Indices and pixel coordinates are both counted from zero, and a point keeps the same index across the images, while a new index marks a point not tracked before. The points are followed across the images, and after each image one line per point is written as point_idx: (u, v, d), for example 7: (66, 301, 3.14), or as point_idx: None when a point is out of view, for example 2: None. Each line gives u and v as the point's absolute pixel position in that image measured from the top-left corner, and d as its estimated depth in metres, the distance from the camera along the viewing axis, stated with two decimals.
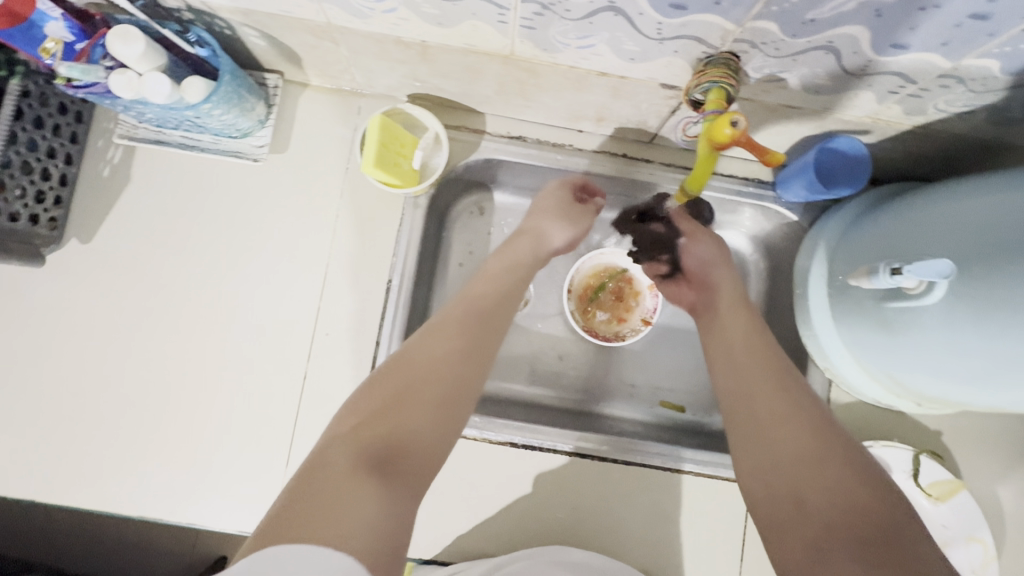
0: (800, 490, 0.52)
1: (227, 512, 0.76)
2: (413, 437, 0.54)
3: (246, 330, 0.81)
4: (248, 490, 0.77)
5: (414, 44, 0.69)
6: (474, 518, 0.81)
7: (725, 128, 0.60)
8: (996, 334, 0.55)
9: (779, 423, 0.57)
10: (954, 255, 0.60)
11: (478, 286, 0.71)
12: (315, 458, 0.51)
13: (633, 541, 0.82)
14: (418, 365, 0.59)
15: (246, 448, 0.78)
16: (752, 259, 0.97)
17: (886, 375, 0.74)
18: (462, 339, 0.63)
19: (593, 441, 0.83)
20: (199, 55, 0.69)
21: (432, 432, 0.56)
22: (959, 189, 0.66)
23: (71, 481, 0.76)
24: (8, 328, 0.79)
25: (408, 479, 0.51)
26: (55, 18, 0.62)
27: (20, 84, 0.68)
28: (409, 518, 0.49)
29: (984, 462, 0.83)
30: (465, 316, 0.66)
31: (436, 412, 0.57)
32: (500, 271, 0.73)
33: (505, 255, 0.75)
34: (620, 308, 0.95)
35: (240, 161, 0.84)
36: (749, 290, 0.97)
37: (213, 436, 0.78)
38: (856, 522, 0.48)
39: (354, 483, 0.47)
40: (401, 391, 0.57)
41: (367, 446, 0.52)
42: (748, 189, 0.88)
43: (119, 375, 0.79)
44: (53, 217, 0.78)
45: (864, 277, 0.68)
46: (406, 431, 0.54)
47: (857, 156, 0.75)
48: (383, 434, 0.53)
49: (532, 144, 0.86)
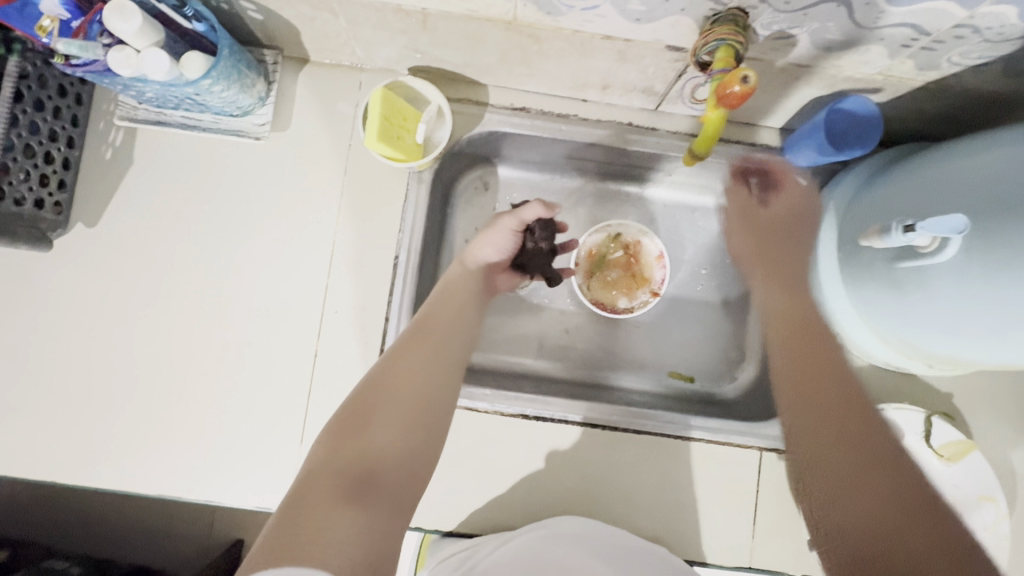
0: (856, 510, 0.59)
1: (244, 489, 0.78)
2: (382, 456, 0.54)
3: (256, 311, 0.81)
4: (264, 467, 0.78)
5: (414, 13, 0.67)
6: (487, 490, 0.82)
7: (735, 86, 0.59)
8: (1014, 289, 0.54)
9: (842, 445, 0.64)
10: (970, 211, 0.59)
11: (442, 304, 0.73)
12: (290, 500, 0.48)
13: (646, 509, 0.83)
14: (380, 392, 0.59)
15: (261, 427, 0.79)
16: None
17: (897, 337, 0.73)
18: (422, 357, 0.64)
19: (604, 411, 0.84)
20: (197, 30, 0.68)
21: (401, 451, 0.55)
22: (972, 146, 0.64)
23: (90, 464, 0.77)
24: (18, 313, 0.79)
25: (385, 501, 0.51)
26: None
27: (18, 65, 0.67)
28: (389, 543, 0.49)
29: (996, 424, 0.83)
30: (432, 330, 0.69)
31: (400, 429, 0.57)
32: (442, 299, 0.74)
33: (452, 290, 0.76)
34: (628, 281, 0.94)
35: (242, 140, 0.82)
36: None
37: (229, 417, 0.79)
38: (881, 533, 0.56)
39: (334, 509, 0.47)
40: (378, 403, 0.58)
41: (333, 482, 0.50)
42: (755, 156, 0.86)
43: (131, 357, 0.79)
44: (57, 201, 0.78)
45: (875, 237, 0.67)
46: (375, 455, 0.53)
47: (868, 117, 0.74)
48: (353, 466, 0.51)
49: (535, 114, 0.85)
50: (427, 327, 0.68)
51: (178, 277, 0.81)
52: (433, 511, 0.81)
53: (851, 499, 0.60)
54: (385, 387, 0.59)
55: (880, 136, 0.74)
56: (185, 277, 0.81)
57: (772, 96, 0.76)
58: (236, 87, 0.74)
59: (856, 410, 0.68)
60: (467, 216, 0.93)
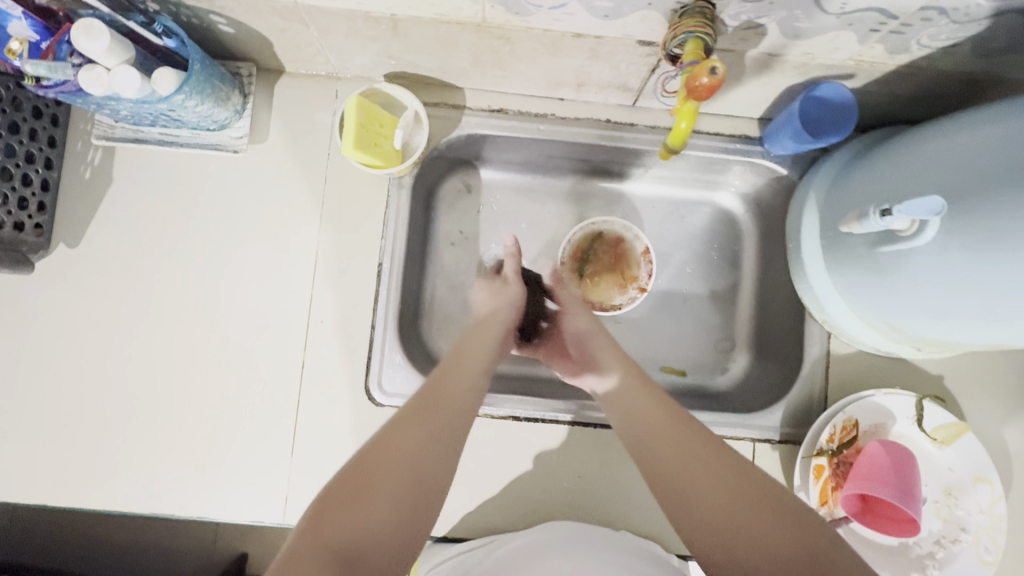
0: (703, 513, 0.52)
1: (238, 503, 0.77)
2: (374, 537, 0.48)
3: (241, 325, 0.81)
4: (256, 481, 0.78)
5: (383, 19, 0.68)
6: (482, 494, 0.82)
7: (703, 77, 0.59)
8: (995, 268, 0.54)
9: (705, 475, 0.54)
10: (948, 192, 0.59)
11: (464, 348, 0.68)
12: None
13: (642, 506, 0.82)
14: (379, 460, 0.53)
15: (251, 441, 0.79)
16: (744, 220, 0.96)
17: (882, 321, 0.73)
18: (424, 430, 0.55)
19: (595, 409, 0.84)
20: (167, 46, 0.68)
21: (392, 531, 0.49)
22: (947, 128, 0.64)
23: (81, 486, 0.77)
24: (5, 337, 0.79)
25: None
26: (17, 17, 0.61)
27: None
28: None
29: (989, 405, 0.83)
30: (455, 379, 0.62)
31: (399, 496, 0.51)
32: (483, 340, 0.70)
33: (475, 338, 0.70)
34: (617, 279, 0.93)
35: (221, 154, 0.82)
36: (742, 250, 0.96)
37: (218, 432, 0.79)
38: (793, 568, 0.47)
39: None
40: (378, 464, 0.52)
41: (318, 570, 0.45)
42: (735, 146, 0.86)
43: (118, 376, 0.79)
44: (38, 223, 0.78)
45: (855, 222, 0.67)
46: (367, 533, 0.48)
47: (843, 102, 0.74)
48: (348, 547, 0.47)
49: (513, 116, 0.86)
50: (440, 378, 0.62)
51: (162, 294, 0.81)
52: None
53: (740, 533, 0.50)
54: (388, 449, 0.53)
55: (854, 123, 0.75)
56: (169, 293, 0.81)
57: (747, 87, 0.77)
58: (211, 101, 0.74)
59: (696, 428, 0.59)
60: (450, 219, 0.93)
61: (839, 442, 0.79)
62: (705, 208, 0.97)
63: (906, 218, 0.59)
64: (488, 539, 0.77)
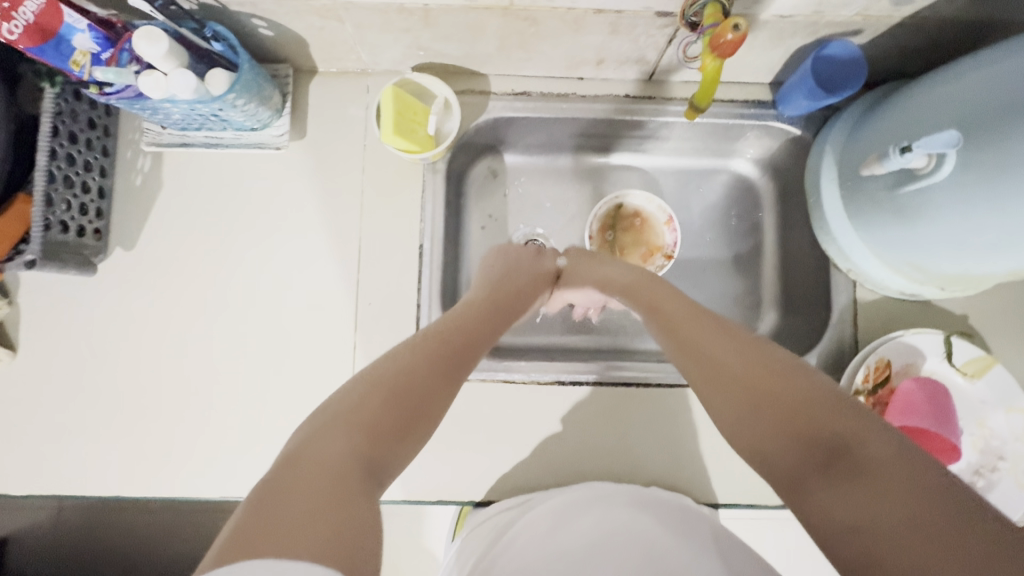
0: (732, 408, 0.55)
1: None
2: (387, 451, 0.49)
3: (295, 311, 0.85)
4: None
5: (416, 10, 0.72)
6: (532, 458, 0.85)
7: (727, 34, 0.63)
8: (1004, 196, 0.57)
9: (733, 376, 0.56)
10: (963, 127, 0.62)
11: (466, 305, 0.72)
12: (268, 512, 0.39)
13: (687, 459, 0.85)
14: (364, 389, 0.51)
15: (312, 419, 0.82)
16: (760, 182, 1.00)
17: (906, 264, 0.76)
18: (424, 366, 0.57)
19: (635, 368, 0.87)
20: (216, 50, 0.72)
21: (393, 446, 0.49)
22: (958, 71, 0.67)
23: (152, 474, 0.80)
24: (69, 339, 0.83)
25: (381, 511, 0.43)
26: (81, 30, 0.65)
27: (55, 98, 0.72)
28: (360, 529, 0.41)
29: (1012, 338, 0.86)
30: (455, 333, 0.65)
31: (387, 406, 0.51)
32: (476, 315, 0.68)
33: (466, 322, 0.67)
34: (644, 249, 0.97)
35: (263, 152, 0.87)
36: (761, 212, 1.00)
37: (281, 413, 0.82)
38: (812, 444, 0.47)
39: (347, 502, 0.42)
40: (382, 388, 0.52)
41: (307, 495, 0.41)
42: (749, 111, 0.89)
43: (179, 368, 0.83)
44: (97, 228, 0.82)
45: (877, 164, 0.71)
46: (358, 443, 0.47)
47: (852, 58, 0.78)
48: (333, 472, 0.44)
49: (536, 97, 0.89)
50: (441, 337, 0.61)
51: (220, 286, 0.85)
52: (483, 483, 0.84)
53: (762, 424, 0.51)
54: (375, 386, 0.52)
55: (864, 79, 0.79)
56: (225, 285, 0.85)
57: (758, 51, 0.81)
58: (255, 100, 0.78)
59: (764, 348, 0.58)
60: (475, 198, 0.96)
61: (873, 382, 0.82)
62: (721, 175, 1.01)
63: (925, 152, 0.63)
64: (530, 496, 0.80)
